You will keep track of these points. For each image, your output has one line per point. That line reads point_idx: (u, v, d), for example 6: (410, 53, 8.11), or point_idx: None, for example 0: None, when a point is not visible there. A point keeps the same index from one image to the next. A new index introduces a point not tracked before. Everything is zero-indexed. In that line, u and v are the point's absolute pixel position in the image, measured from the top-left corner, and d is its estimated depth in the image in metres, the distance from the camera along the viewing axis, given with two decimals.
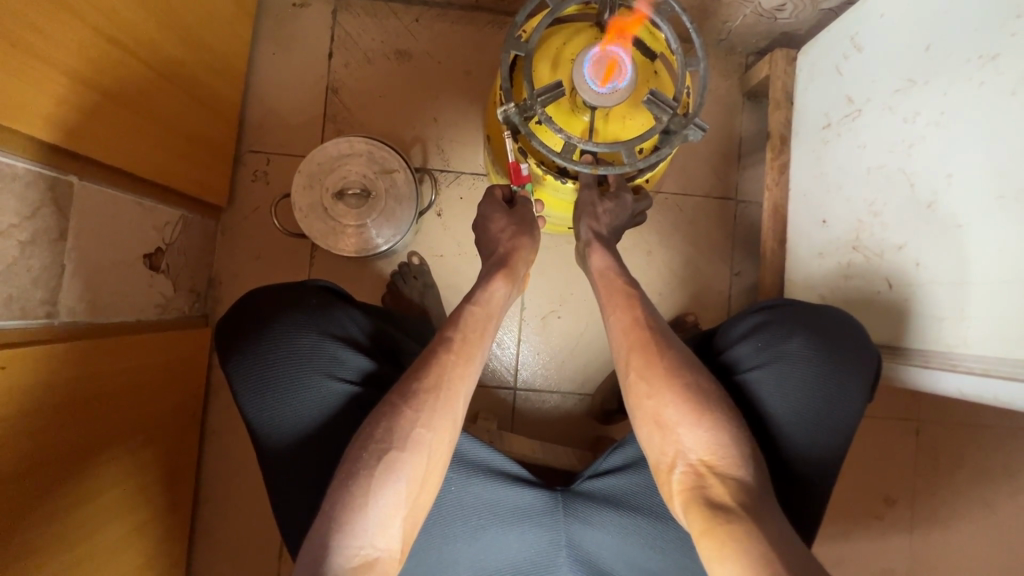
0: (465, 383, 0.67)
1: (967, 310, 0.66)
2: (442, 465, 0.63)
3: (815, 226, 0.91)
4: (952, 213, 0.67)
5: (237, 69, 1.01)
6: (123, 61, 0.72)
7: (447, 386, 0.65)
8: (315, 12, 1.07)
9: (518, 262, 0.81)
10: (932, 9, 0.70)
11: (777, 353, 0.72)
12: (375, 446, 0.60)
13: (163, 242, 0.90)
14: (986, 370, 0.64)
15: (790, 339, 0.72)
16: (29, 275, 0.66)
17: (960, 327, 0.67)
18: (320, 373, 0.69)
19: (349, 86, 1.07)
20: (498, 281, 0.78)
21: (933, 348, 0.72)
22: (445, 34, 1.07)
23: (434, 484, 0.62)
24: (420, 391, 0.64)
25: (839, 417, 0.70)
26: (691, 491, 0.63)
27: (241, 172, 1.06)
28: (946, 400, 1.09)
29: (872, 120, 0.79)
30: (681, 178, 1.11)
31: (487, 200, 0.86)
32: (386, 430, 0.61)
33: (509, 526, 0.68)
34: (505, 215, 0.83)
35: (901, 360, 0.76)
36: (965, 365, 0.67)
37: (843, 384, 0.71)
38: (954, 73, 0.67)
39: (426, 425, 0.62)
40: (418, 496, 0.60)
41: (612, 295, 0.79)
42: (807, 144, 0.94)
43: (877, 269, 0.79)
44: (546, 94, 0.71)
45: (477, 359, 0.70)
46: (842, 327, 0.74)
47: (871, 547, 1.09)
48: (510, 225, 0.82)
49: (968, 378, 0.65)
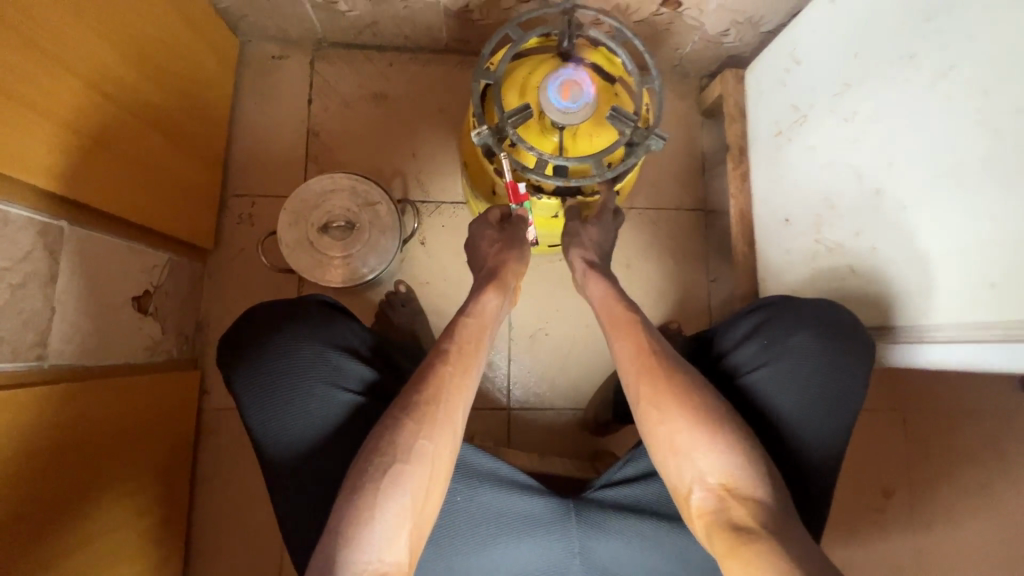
0: (464, 392, 0.69)
1: (923, 285, 0.70)
2: (444, 476, 0.63)
3: (780, 226, 0.97)
4: (904, 206, 0.71)
5: (220, 117, 1.05)
6: (111, 111, 0.76)
7: (448, 397, 0.66)
8: (294, 62, 1.13)
9: (506, 274, 0.84)
10: (856, 21, 0.78)
11: (781, 348, 0.76)
12: (379, 459, 0.60)
13: (152, 285, 0.91)
14: (951, 338, 0.67)
15: (790, 332, 0.76)
16: (20, 319, 0.66)
17: (921, 302, 0.71)
18: (324, 383, 0.69)
19: (329, 129, 1.12)
20: (489, 293, 0.80)
21: (904, 325, 0.75)
22: (419, 75, 1.14)
23: (439, 495, 0.63)
24: (421, 403, 0.65)
25: (833, 401, 0.74)
26: (713, 517, 0.63)
27: (226, 216, 1.09)
28: (925, 388, 1.14)
29: (817, 123, 0.86)
30: (651, 194, 1.17)
31: (480, 220, 0.89)
32: (389, 443, 0.61)
33: (516, 538, 0.68)
34: (495, 231, 0.87)
35: (882, 340, 0.79)
36: (935, 336, 0.70)
37: (834, 370, 0.74)
38: (881, 74, 0.74)
39: (429, 436, 0.63)
40: (424, 507, 0.60)
41: (619, 323, 0.79)
42: (763, 151, 1.01)
43: (839, 258, 0.84)
44: (516, 117, 0.76)
45: (474, 370, 0.71)
46: (827, 310, 0.77)
47: (874, 541, 1.11)
48: (498, 240, 0.86)
49: (940, 348, 0.69)
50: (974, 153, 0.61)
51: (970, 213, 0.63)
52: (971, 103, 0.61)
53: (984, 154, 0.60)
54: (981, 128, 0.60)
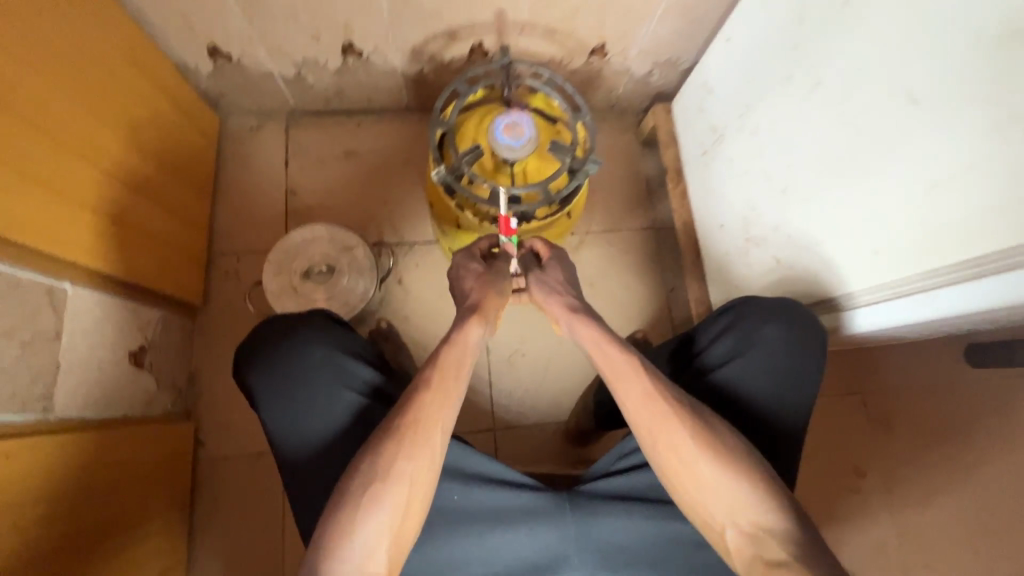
0: (443, 416, 0.70)
1: (832, 261, 0.80)
2: (425, 491, 0.67)
3: (718, 231, 1.08)
4: (859, 190, 0.72)
5: (204, 185, 1.15)
6: (106, 182, 0.85)
7: (425, 422, 0.69)
8: (269, 131, 1.25)
9: (489, 306, 0.80)
10: (746, 53, 0.93)
11: (754, 338, 0.79)
12: (358, 481, 0.65)
13: (146, 340, 0.97)
14: (877, 298, 0.74)
15: (754, 322, 0.80)
16: (29, 373, 0.72)
17: (835, 276, 0.80)
18: (333, 383, 0.75)
19: (305, 187, 1.23)
20: (472, 322, 0.78)
21: (836, 296, 0.82)
22: (384, 132, 1.26)
23: (420, 508, 0.67)
24: (397, 429, 0.68)
25: (798, 388, 0.77)
26: (746, 554, 0.64)
27: (215, 273, 1.17)
28: (879, 370, 1.25)
29: (731, 139, 0.99)
30: (606, 218, 1.28)
31: (466, 252, 0.86)
32: (367, 467, 0.66)
33: (515, 526, 0.71)
34: (477, 268, 0.84)
35: (824, 311, 0.85)
36: (860, 300, 0.77)
37: (797, 357, 0.77)
38: (770, 92, 0.87)
39: (406, 456, 0.66)
40: (404, 521, 0.65)
41: (618, 369, 0.73)
42: (694, 169, 1.14)
43: (766, 251, 0.95)
44: (470, 156, 0.88)
45: (456, 394, 0.73)
46: (789, 305, 0.81)
47: (856, 518, 1.19)
48: (480, 277, 0.82)
49: (868, 309, 0.76)
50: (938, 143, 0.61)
51: (932, 204, 0.63)
52: (930, 92, 0.61)
53: (945, 144, 0.60)
54: (946, 120, 0.59)
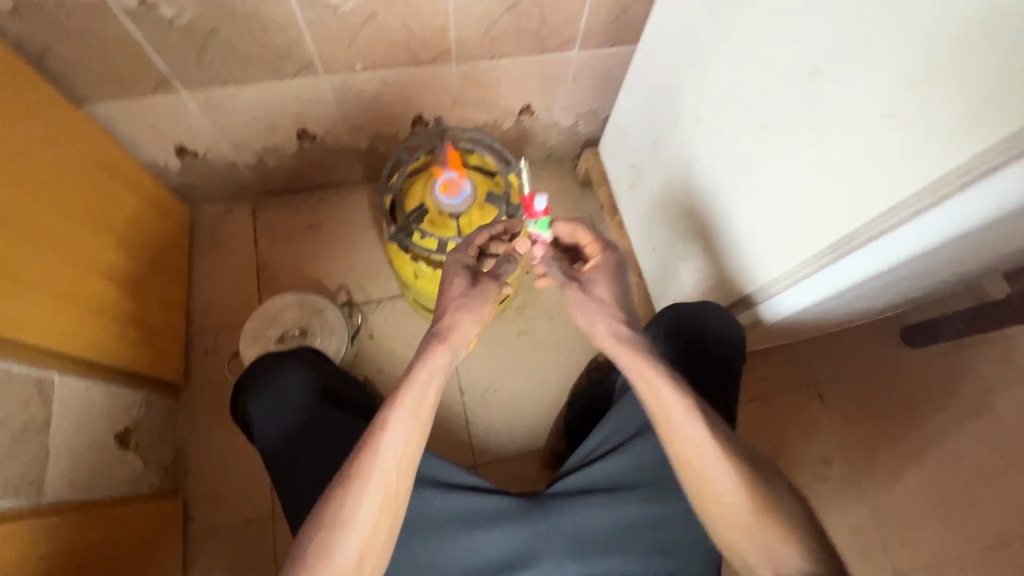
0: (401, 457, 0.65)
1: (738, 263, 0.89)
2: (383, 533, 0.64)
3: (650, 252, 1.19)
4: (816, 153, 0.68)
5: (179, 270, 1.24)
6: (84, 276, 0.93)
7: (380, 467, 0.64)
8: (238, 214, 1.35)
9: (464, 328, 0.70)
10: (642, 98, 1.08)
11: (684, 336, 0.87)
12: (309, 532, 0.62)
13: (130, 421, 1.02)
14: (783, 287, 0.82)
15: (690, 323, 0.88)
16: (21, 460, 0.77)
17: (743, 274, 0.89)
18: (307, 395, 0.84)
19: (276, 261, 1.32)
20: (443, 346, 0.68)
21: (748, 291, 0.90)
22: (345, 203, 1.37)
23: (380, 550, 0.65)
24: (348, 477, 0.63)
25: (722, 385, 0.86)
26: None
27: (194, 351, 1.23)
28: (830, 358, 1.31)
29: (645, 171, 1.12)
30: (558, 253, 1.38)
31: (455, 266, 0.75)
32: (317, 517, 0.63)
33: (494, 524, 0.74)
34: (466, 284, 0.72)
35: (739, 309, 0.95)
36: (766, 292, 0.86)
37: (722, 358, 0.87)
38: (665, 127, 1.00)
39: (367, 497, 0.63)
40: (366, 556, 0.64)
41: (669, 404, 0.68)
42: (625, 201, 1.27)
43: (687, 265, 1.05)
44: (416, 215, 1.01)
45: (418, 433, 0.66)
46: (717, 312, 0.88)
47: (830, 508, 1.23)
48: (469, 294, 0.71)
49: (776, 299, 0.84)
50: (917, 88, 0.55)
51: (906, 163, 0.58)
52: (909, 27, 0.54)
53: (901, 98, 0.57)
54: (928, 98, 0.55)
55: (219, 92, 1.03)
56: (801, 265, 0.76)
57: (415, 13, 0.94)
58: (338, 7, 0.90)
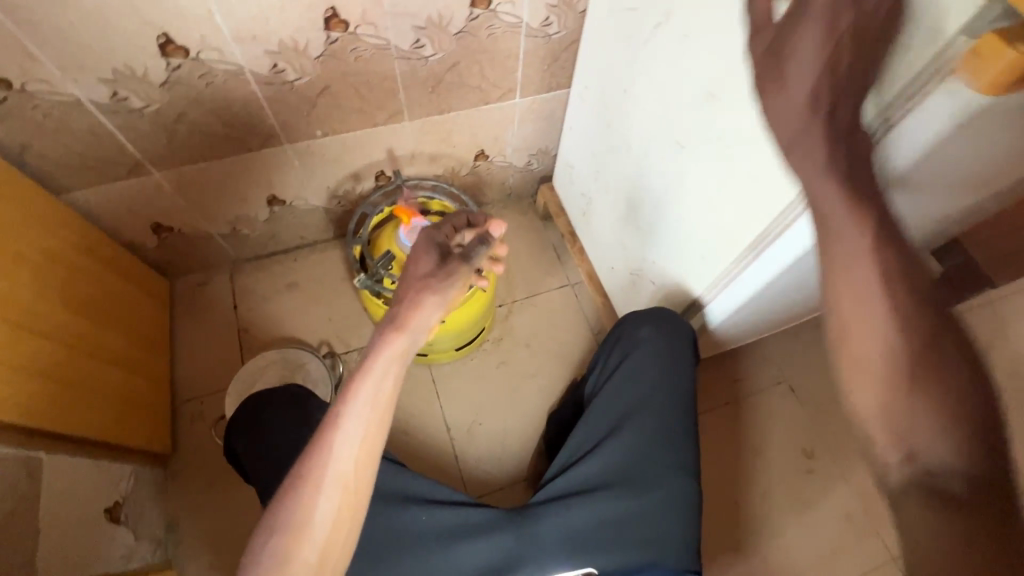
0: (354, 453, 0.67)
1: (681, 271, 0.95)
2: (345, 528, 0.67)
3: (610, 272, 1.25)
4: (720, 161, 0.75)
5: (161, 342, 1.28)
6: (70, 355, 0.96)
7: (332, 463, 0.66)
8: (216, 282, 1.40)
9: (418, 316, 0.74)
10: (583, 133, 1.17)
11: (636, 340, 0.93)
12: (270, 534, 0.65)
13: (120, 495, 1.04)
14: (725, 284, 0.87)
15: (641, 329, 0.94)
16: (12, 540, 0.78)
17: (688, 281, 0.95)
18: (291, 427, 0.89)
19: (256, 323, 1.36)
20: (395, 335, 0.72)
21: (698, 296, 0.95)
22: (319, 260, 1.43)
23: (343, 546, 0.67)
24: (303, 474, 0.66)
25: (679, 384, 0.90)
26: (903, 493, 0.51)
27: (181, 422, 1.25)
28: (799, 355, 1.38)
29: (594, 199, 1.21)
30: (528, 283, 1.44)
31: (423, 243, 0.82)
32: (277, 518, 0.65)
33: (478, 534, 0.81)
34: (429, 265, 0.79)
35: (693, 314, 1.00)
36: (711, 293, 0.91)
37: (676, 357, 0.91)
38: (604, 157, 1.09)
39: (323, 494, 0.66)
40: (327, 556, 0.65)
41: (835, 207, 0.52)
42: (581, 228, 1.35)
43: (643, 281, 1.11)
44: (384, 261, 1.08)
45: (372, 424, 0.68)
46: (667, 318, 0.94)
47: (817, 500, 1.26)
48: (429, 274, 0.78)
49: (719, 297, 0.90)
50: None
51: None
52: None
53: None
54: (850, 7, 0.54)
55: (189, 170, 1.10)
56: (768, 229, 0.72)
57: (364, 81, 1.04)
58: (293, 83, 1.00)
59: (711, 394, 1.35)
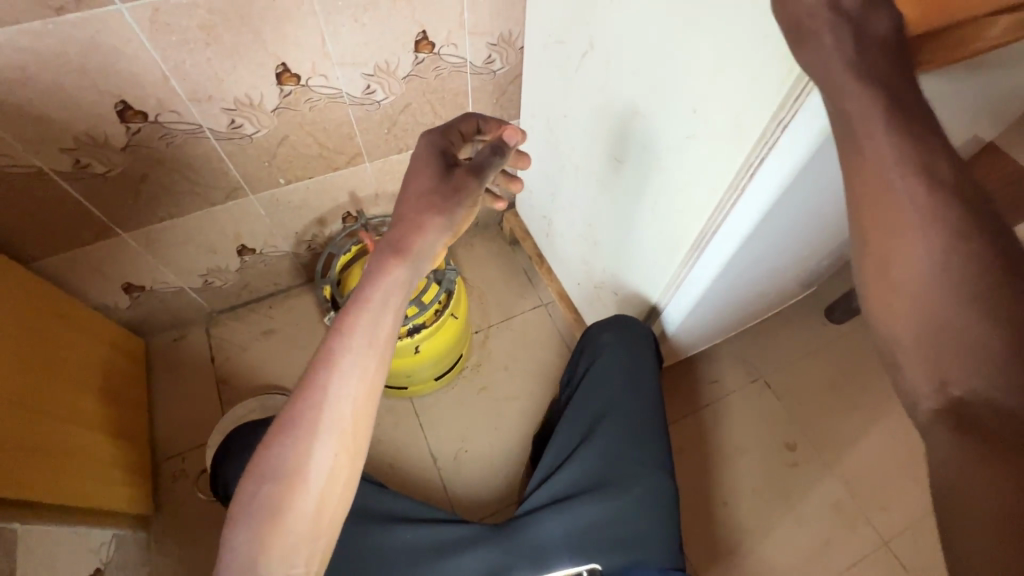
0: (350, 399, 0.63)
1: (639, 279, 0.99)
2: (340, 479, 0.64)
3: (577, 288, 1.29)
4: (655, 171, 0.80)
5: (138, 401, 1.27)
6: (43, 420, 0.95)
7: (329, 409, 0.63)
8: (191, 336, 1.41)
9: (416, 242, 0.68)
10: (536, 158, 1.22)
11: (601, 345, 1.01)
12: (258, 491, 0.61)
13: (99, 562, 1.03)
14: (677, 288, 0.91)
15: (603, 334, 1.02)
16: None
17: (646, 288, 0.99)
18: None
19: (233, 373, 1.37)
20: (394, 264, 0.66)
21: (656, 303, 0.99)
22: (294, 305, 1.45)
23: (338, 499, 0.64)
24: (297, 422, 0.62)
25: (643, 382, 0.97)
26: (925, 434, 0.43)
27: (163, 481, 1.25)
28: (771, 351, 1.42)
29: (553, 218, 1.25)
30: (501, 307, 1.47)
31: (425, 151, 0.73)
32: (267, 471, 0.62)
33: (462, 550, 0.85)
34: (429, 180, 0.71)
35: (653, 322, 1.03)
36: (667, 299, 0.95)
37: (639, 357, 0.98)
38: (556, 177, 1.14)
39: (319, 442, 0.62)
40: (324, 508, 0.63)
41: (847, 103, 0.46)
42: (546, 248, 1.39)
43: (606, 292, 1.15)
44: None
45: (370, 366, 0.64)
46: (627, 323, 1.01)
47: (802, 492, 1.27)
48: (430, 190, 0.70)
49: (674, 303, 0.94)
50: None
51: None
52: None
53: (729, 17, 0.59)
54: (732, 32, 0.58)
55: (156, 228, 1.13)
56: (696, 243, 0.79)
57: (321, 129, 1.09)
58: (251, 136, 1.04)
59: (690, 399, 1.38)
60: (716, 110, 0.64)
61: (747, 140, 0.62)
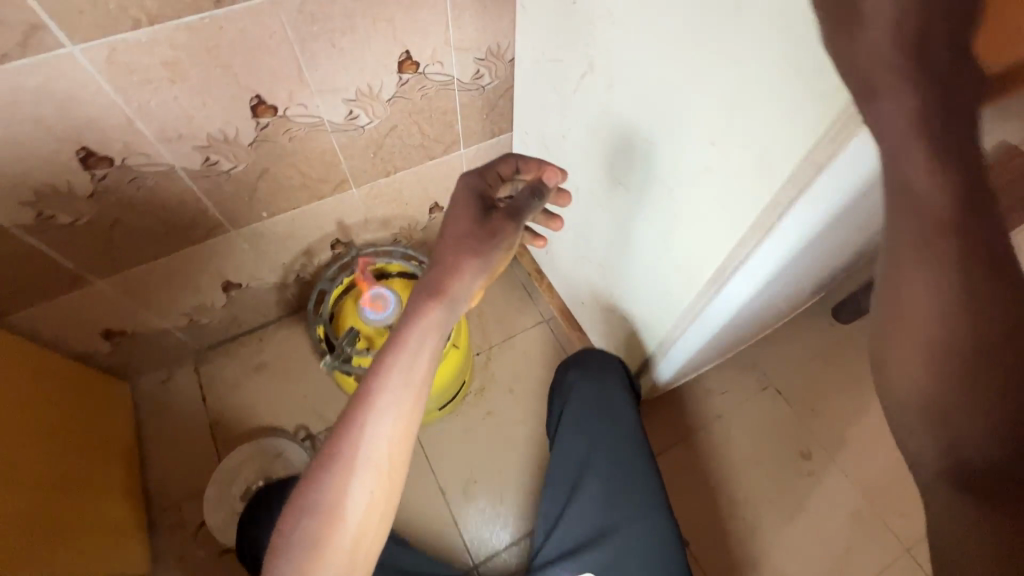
0: (392, 442, 0.61)
1: (644, 310, 0.95)
2: (377, 518, 0.61)
3: (580, 308, 1.25)
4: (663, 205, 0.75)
5: (128, 452, 1.21)
6: (32, 492, 0.90)
7: (369, 450, 0.60)
8: (179, 376, 1.34)
9: (456, 286, 0.65)
10: None
11: (570, 387, 0.99)
12: (295, 526, 0.59)
13: None
14: (683, 326, 0.88)
15: (569, 375, 1.01)
16: None
17: (652, 322, 0.95)
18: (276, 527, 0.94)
19: (226, 412, 1.31)
20: (433, 305, 0.63)
21: (661, 338, 0.96)
22: (285, 336, 1.39)
23: (374, 538, 0.61)
24: (336, 459, 0.60)
25: (617, 409, 0.95)
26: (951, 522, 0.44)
27: (161, 534, 1.20)
28: (780, 356, 1.38)
29: (554, 240, 1.20)
30: (502, 326, 1.42)
31: (467, 182, 0.71)
32: (305, 508, 0.60)
33: None
34: (468, 219, 0.67)
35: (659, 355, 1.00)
36: (673, 335, 0.92)
37: (607, 388, 0.97)
38: None
39: (357, 479, 0.60)
40: (359, 549, 0.60)
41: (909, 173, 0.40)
42: (545, 264, 1.33)
43: (612, 316, 1.10)
44: (348, 338, 1.04)
45: (411, 407, 0.62)
46: (597, 359, 1.01)
47: (820, 501, 1.25)
48: (471, 227, 0.67)
49: (682, 339, 0.91)
50: None
51: None
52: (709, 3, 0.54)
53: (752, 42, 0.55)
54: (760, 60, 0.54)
55: (134, 274, 1.06)
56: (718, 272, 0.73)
57: (303, 158, 1.02)
58: (229, 172, 0.97)
59: (701, 409, 1.35)
60: (734, 149, 0.59)
61: (767, 183, 0.58)
